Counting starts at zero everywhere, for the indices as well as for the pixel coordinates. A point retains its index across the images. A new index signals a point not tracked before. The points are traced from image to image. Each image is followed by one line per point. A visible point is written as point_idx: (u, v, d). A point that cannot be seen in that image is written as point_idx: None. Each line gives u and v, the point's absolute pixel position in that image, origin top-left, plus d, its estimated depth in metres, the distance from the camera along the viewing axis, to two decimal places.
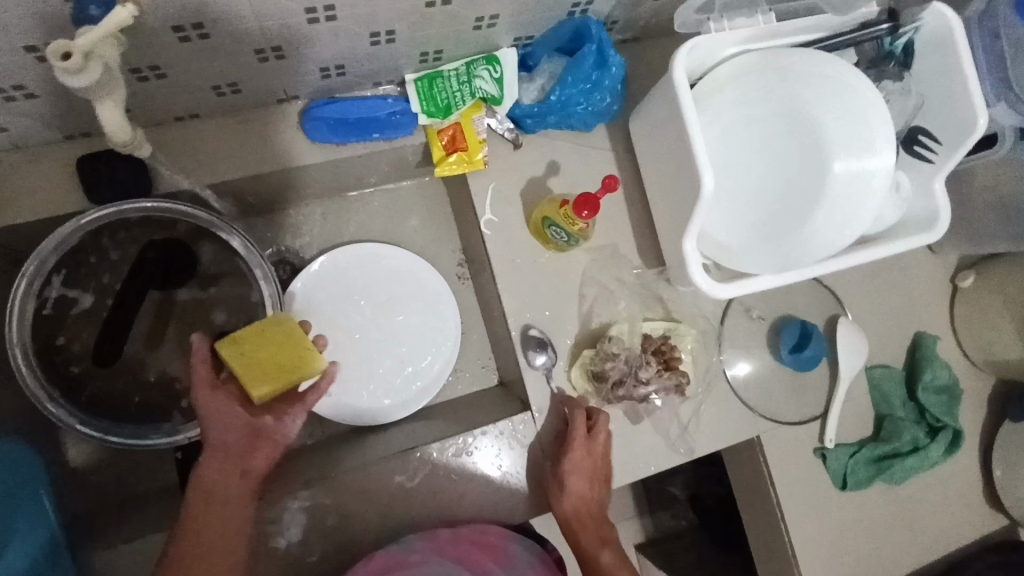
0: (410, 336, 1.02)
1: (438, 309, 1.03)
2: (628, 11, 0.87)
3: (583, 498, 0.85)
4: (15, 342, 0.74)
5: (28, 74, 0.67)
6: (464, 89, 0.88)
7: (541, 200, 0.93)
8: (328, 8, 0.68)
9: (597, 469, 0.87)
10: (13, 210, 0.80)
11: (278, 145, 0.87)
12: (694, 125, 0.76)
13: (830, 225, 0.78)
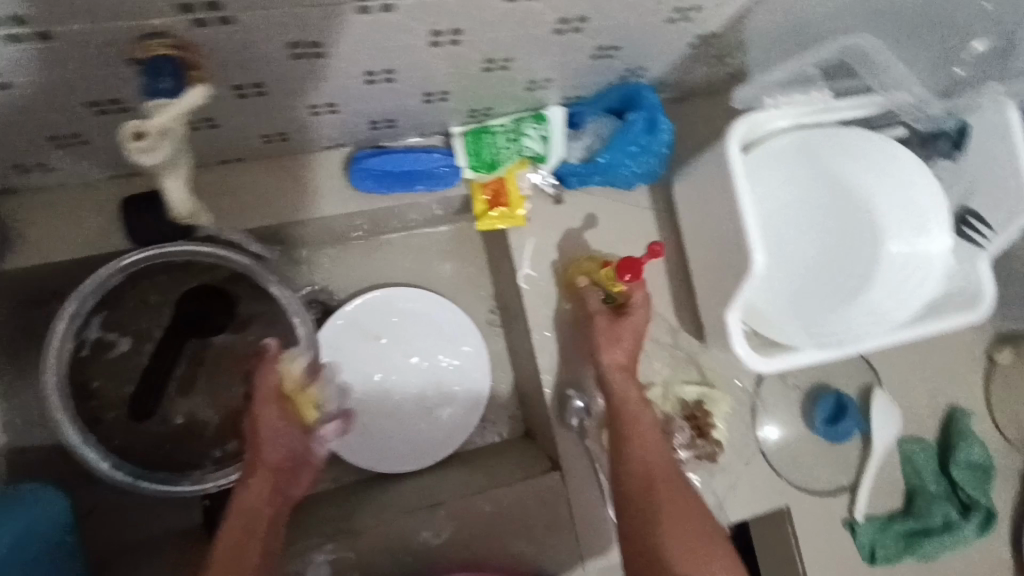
0: (438, 384, 1.01)
1: (467, 358, 1.02)
2: (680, 76, 0.86)
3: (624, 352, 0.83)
4: (50, 384, 0.73)
5: (85, 125, 0.67)
6: (511, 146, 0.88)
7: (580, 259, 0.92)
8: (387, 72, 0.68)
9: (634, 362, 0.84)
10: (54, 249, 0.80)
11: (321, 191, 0.87)
12: (746, 200, 0.75)
13: (878, 305, 0.77)
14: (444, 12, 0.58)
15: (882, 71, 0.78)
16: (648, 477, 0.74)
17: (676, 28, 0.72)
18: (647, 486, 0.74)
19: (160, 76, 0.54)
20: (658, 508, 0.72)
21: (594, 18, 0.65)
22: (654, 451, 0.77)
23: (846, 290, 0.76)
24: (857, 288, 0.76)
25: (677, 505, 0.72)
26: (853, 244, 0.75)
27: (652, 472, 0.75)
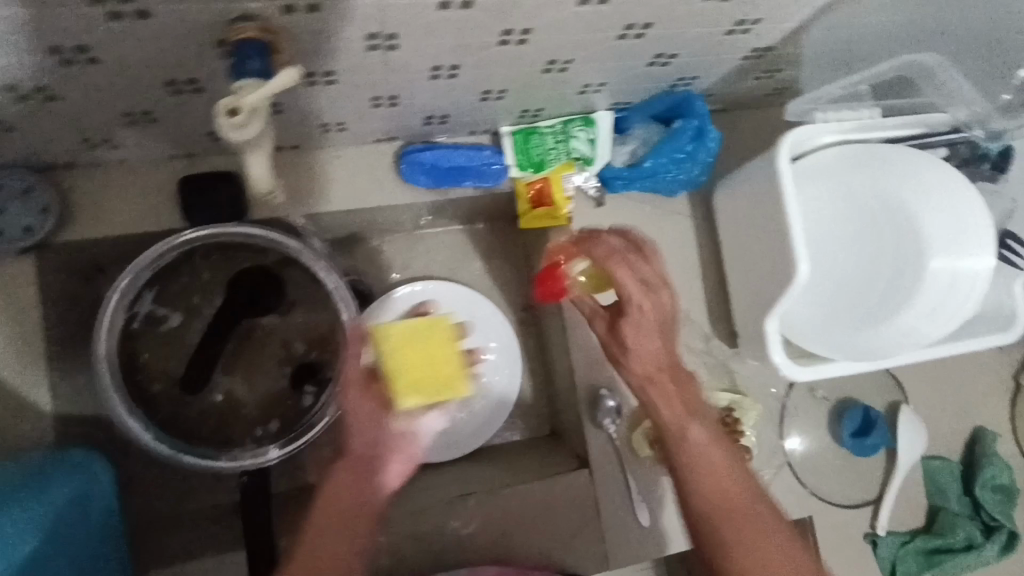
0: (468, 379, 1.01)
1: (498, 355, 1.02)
2: (729, 87, 0.88)
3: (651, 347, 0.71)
4: (102, 353, 0.74)
5: (157, 102, 0.69)
6: (559, 147, 0.89)
7: None
8: (452, 67, 0.70)
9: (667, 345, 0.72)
10: (112, 223, 0.82)
11: (371, 182, 0.89)
12: (793, 210, 0.77)
13: (919, 324, 0.78)
14: (519, 11, 0.60)
15: (943, 83, 0.81)
16: (723, 501, 0.67)
17: (733, 39, 0.74)
18: (720, 508, 0.67)
19: (249, 57, 0.56)
20: (728, 543, 0.66)
21: (658, 25, 0.67)
22: (721, 468, 0.68)
23: (888, 307, 0.78)
24: (899, 306, 0.77)
25: (758, 537, 0.65)
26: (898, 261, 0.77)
27: (717, 499, 0.67)
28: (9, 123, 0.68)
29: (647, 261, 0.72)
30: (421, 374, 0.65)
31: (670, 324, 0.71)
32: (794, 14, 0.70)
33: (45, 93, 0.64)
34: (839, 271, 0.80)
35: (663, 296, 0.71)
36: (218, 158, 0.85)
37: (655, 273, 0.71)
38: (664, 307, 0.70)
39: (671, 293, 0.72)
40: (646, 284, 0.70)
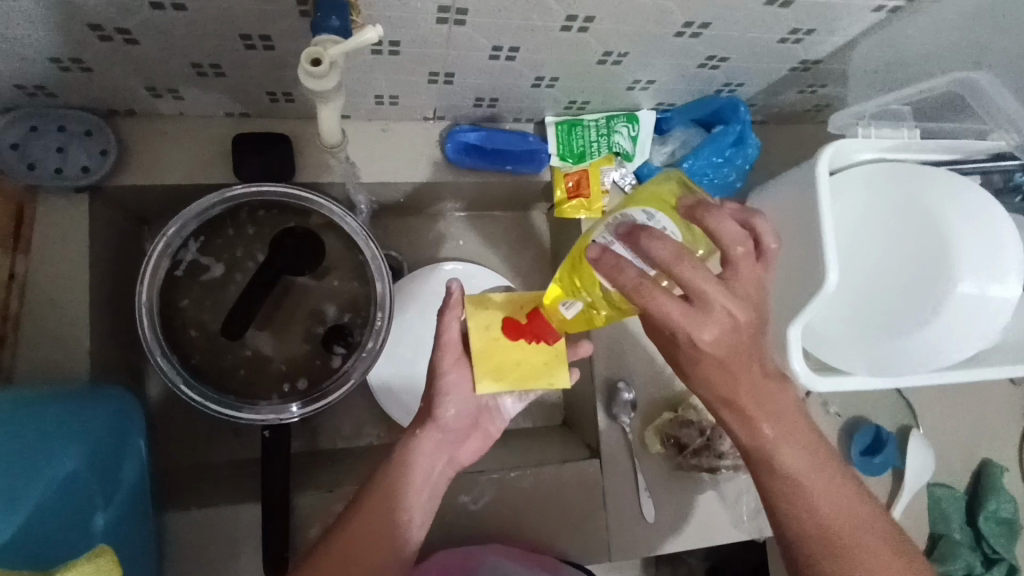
0: None
1: None
2: (770, 97, 0.91)
3: (725, 351, 0.59)
4: (145, 295, 0.77)
5: (227, 56, 0.72)
6: (601, 141, 0.92)
7: None
8: (512, 49, 0.73)
9: (749, 334, 0.59)
10: (164, 172, 0.85)
11: (415, 158, 0.91)
12: (826, 220, 0.79)
13: (939, 342, 0.79)
14: None
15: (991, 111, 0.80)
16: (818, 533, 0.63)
17: (784, 48, 0.77)
18: (819, 532, 0.63)
19: (330, 15, 0.56)
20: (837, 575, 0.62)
21: (715, 25, 0.70)
22: (823, 487, 0.64)
23: (911, 322, 0.78)
24: (922, 323, 0.78)
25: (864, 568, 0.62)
26: (928, 278, 0.77)
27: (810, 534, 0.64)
28: (85, 64, 0.71)
29: (695, 273, 0.55)
30: (510, 357, 0.71)
31: (739, 347, 0.59)
32: (846, 28, 0.73)
33: (126, 36, 0.67)
34: (865, 284, 0.82)
35: (723, 317, 0.57)
36: (271, 120, 0.88)
37: (705, 292, 0.56)
38: (737, 323, 0.57)
39: (733, 306, 0.57)
40: (692, 305, 0.57)
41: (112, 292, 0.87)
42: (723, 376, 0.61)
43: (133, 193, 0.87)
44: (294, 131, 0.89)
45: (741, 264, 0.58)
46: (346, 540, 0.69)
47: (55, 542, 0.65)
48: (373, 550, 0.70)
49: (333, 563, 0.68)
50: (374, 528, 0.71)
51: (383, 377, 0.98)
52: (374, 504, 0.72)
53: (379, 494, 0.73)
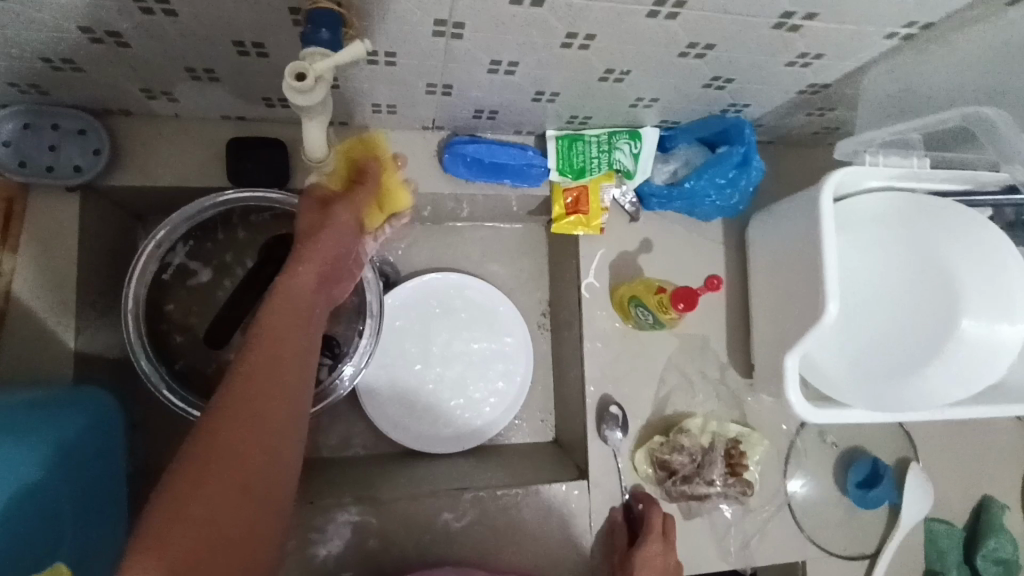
0: (470, 360, 1.01)
1: (505, 342, 1.03)
2: (777, 119, 0.89)
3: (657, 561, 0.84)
4: (131, 297, 0.76)
5: (221, 62, 0.71)
6: (602, 157, 0.90)
7: (631, 280, 0.94)
8: (511, 64, 0.71)
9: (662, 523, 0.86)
10: (156, 174, 0.84)
11: (412, 168, 0.90)
12: (830, 249, 0.77)
13: (933, 380, 0.77)
14: (585, 16, 0.61)
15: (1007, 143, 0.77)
16: None
17: (792, 71, 0.75)
18: None
19: (320, 27, 0.56)
20: None
21: (720, 47, 0.68)
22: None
23: (909, 358, 0.76)
24: (922, 360, 0.76)
25: None
26: (930, 307, 0.75)
27: None
28: (78, 64, 0.70)
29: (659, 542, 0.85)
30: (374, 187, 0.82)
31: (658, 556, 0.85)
32: (856, 54, 0.71)
33: (118, 39, 0.66)
34: (869, 315, 0.79)
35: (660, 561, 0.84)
36: (267, 125, 0.87)
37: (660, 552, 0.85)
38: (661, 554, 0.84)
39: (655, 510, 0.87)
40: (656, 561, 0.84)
41: (97, 291, 0.85)
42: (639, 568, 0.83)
43: (123, 192, 0.85)
44: (291, 137, 0.88)
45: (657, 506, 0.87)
46: (237, 422, 0.58)
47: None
48: (267, 430, 0.60)
49: (225, 447, 0.56)
50: (272, 411, 0.60)
51: (371, 387, 0.97)
52: (236, 412, 0.58)
53: (266, 367, 0.62)
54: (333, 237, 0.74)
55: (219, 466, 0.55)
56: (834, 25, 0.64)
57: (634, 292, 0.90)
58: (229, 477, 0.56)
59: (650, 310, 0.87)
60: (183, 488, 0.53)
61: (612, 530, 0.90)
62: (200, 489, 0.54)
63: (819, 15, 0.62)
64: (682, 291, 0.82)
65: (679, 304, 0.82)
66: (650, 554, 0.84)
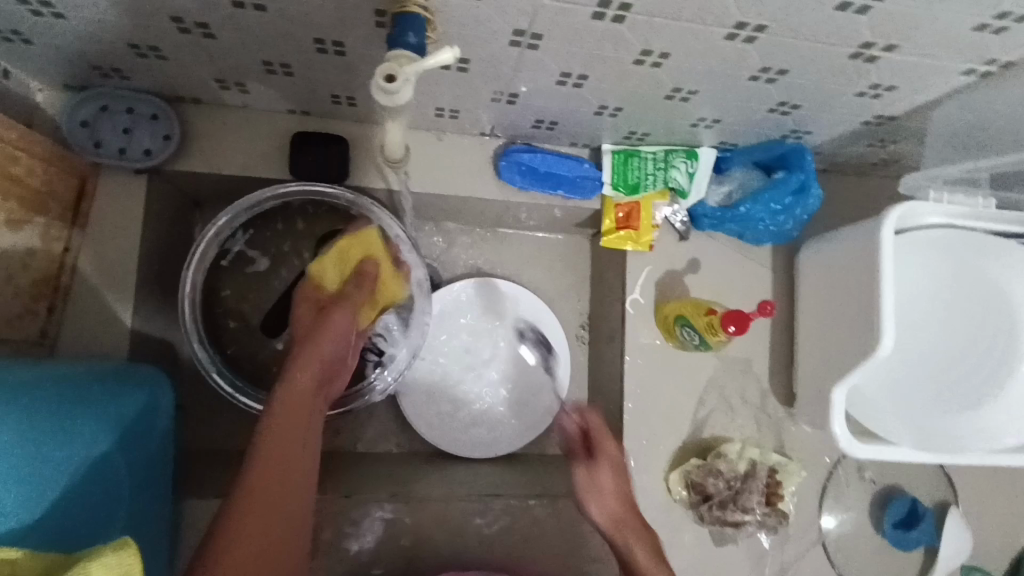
0: (508, 367, 1.02)
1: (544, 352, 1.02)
2: (838, 147, 0.88)
3: (615, 497, 0.77)
4: (190, 281, 0.79)
5: (298, 57, 0.73)
6: (658, 174, 0.90)
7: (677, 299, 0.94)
8: (580, 77, 0.72)
9: (620, 466, 0.79)
10: (220, 162, 0.86)
11: (467, 171, 0.91)
12: (888, 283, 0.76)
13: (996, 414, 0.76)
14: (663, 34, 0.62)
15: None
16: None
17: (860, 101, 0.74)
18: None
19: (408, 31, 0.57)
20: None
21: (792, 73, 0.68)
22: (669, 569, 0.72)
23: (972, 392, 0.76)
24: (987, 393, 0.75)
25: None
26: (995, 336, 0.75)
27: None
28: (162, 52, 0.73)
29: (612, 474, 0.78)
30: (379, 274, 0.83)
31: (619, 490, 0.78)
32: (929, 88, 0.70)
33: (205, 30, 0.68)
34: (929, 349, 0.78)
35: (609, 492, 0.78)
36: (330, 121, 0.89)
37: (606, 482, 0.78)
38: (617, 464, 0.79)
39: (608, 448, 0.80)
40: (598, 490, 0.78)
41: (156, 273, 0.88)
42: (592, 497, 0.77)
43: (188, 178, 0.88)
44: (352, 134, 0.89)
45: (605, 441, 0.81)
46: (265, 466, 0.61)
47: (42, 531, 0.54)
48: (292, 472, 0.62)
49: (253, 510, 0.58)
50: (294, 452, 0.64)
51: (409, 386, 0.98)
52: (261, 476, 0.60)
53: (287, 416, 0.65)
54: (341, 317, 0.75)
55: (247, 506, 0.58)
56: (911, 58, 0.64)
57: (680, 309, 0.90)
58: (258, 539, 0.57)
59: (698, 330, 0.87)
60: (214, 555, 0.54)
61: (570, 433, 0.85)
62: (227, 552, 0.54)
63: (898, 46, 0.62)
64: (735, 313, 0.82)
65: (730, 325, 0.82)
66: (591, 486, 0.78)
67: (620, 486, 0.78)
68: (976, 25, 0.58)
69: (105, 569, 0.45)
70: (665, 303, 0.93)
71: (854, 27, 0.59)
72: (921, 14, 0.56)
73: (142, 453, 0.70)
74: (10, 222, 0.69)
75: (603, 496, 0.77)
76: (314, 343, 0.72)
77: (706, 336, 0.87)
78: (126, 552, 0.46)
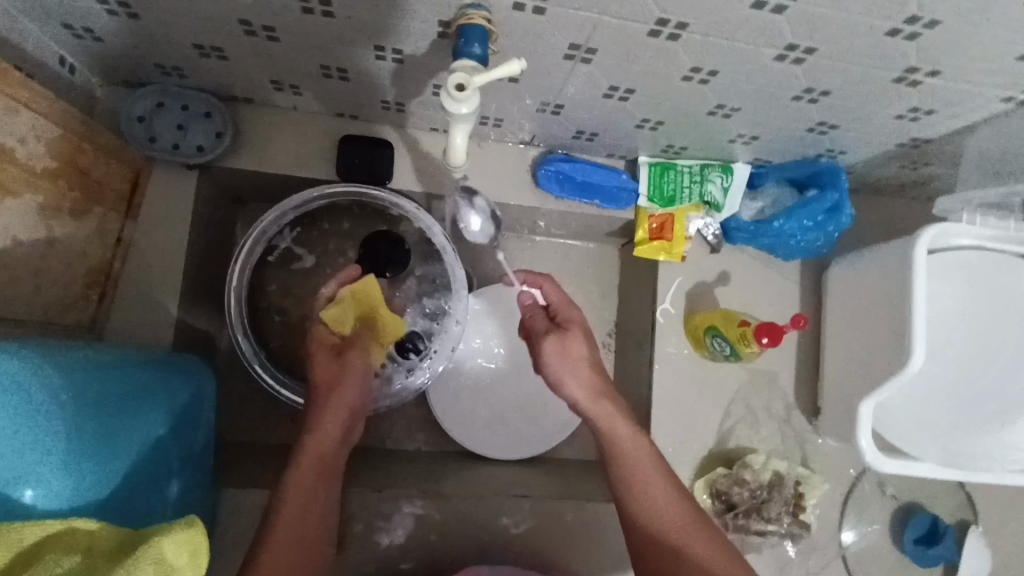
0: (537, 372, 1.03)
1: None
2: (871, 167, 0.90)
3: (585, 373, 0.76)
4: (237, 275, 0.81)
5: (355, 63, 0.75)
6: (694, 187, 0.92)
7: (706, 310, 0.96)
8: (628, 90, 0.74)
9: (590, 340, 0.78)
10: (269, 161, 0.88)
11: (506, 178, 0.93)
12: (919, 299, 0.77)
13: (1007, 429, 0.80)
14: (715, 53, 0.64)
15: None
16: (652, 517, 0.68)
17: (898, 124, 0.76)
18: (643, 531, 0.68)
19: (473, 44, 0.60)
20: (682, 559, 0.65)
21: (835, 94, 0.70)
22: (669, 504, 0.69)
23: (994, 401, 0.81)
24: (1003, 403, 0.81)
25: (691, 520, 0.68)
26: (1014, 345, 0.80)
27: (663, 514, 0.68)
28: (224, 53, 0.76)
29: (574, 343, 0.77)
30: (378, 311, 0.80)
31: (596, 364, 0.77)
32: (968, 113, 0.72)
33: (269, 33, 0.71)
34: (957, 358, 0.81)
35: (580, 362, 0.76)
36: (376, 126, 0.91)
37: (578, 349, 0.77)
38: (586, 330, 0.79)
39: (577, 323, 0.79)
40: (565, 356, 0.77)
41: (201, 267, 0.90)
42: (564, 368, 0.76)
43: (236, 175, 0.90)
44: (397, 139, 0.92)
45: (572, 312, 0.81)
46: (292, 507, 0.64)
47: (104, 508, 0.56)
48: (312, 527, 0.65)
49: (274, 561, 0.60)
50: (319, 490, 0.67)
51: (439, 386, 1.00)
52: (283, 525, 0.63)
53: (306, 464, 0.67)
54: (359, 363, 0.75)
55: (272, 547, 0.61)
56: (953, 83, 0.66)
57: (711, 319, 0.92)
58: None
59: (729, 342, 0.89)
60: None
61: (531, 311, 0.84)
62: None
63: (942, 72, 0.64)
64: (767, 325, 0.84)
65: (763, 337, 0.84)
66: (556, 353, 0.77)
67: (577, 368, 0.76)
68: (1019, 55, 0.60)
69: (178, 543, 0.46)
70: (695, 314, 0.95)
71: (901, 52, 0.61)
72: (967, 41, 0.59)
73: (188, 433, 0.72)
74: (73, 211, 0.71)
75: (581, 368, 0.76)
76: (332, 386, 0.74)
77: (738, 348, 0.89)
78: (195, 528, 0.48)
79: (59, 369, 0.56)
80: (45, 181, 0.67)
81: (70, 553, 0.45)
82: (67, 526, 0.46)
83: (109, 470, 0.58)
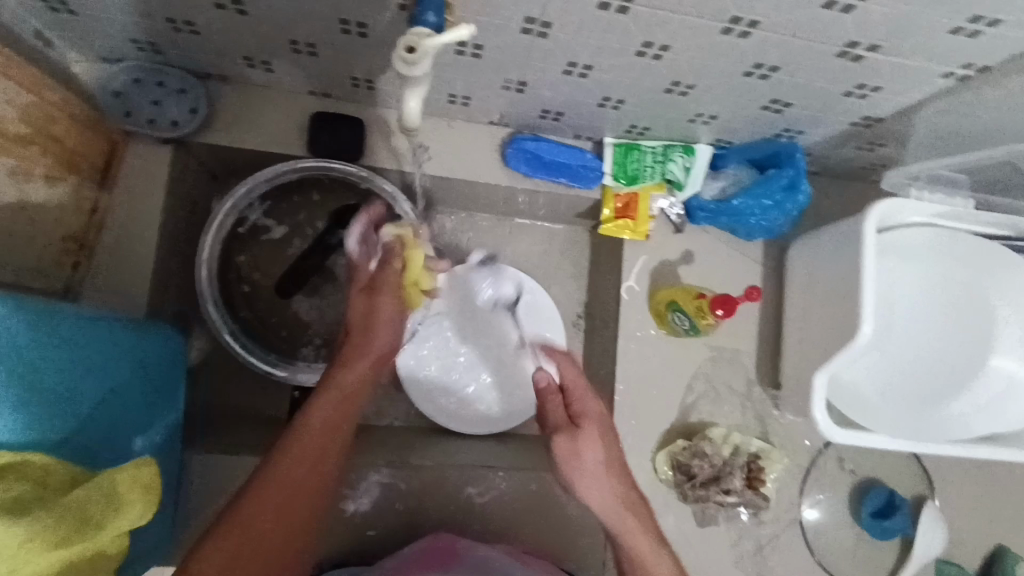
0: None
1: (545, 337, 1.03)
2: (828, 149, 0.93)
3: (597, 458, 0.74)
4: (206, 246, 0.83)
5: (324, 38, 0.78)
6: (656, 167, 0.95)
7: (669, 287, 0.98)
8: (586, 66, 0.76)
9: (595, 419, 0.77)
10: (242, 138, 0.91)
11: (474, 156, 0.95)
12: (869, 274, 0.79)
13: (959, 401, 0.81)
14: (663, 27, 0.66)
15: None
16: None
17: (849, 102, 0.79)
18: None
19: (427, 11, 0.63)
20: None
21: (784, 71, 0.73)
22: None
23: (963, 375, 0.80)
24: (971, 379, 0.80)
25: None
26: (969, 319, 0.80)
27: None
28: (195, 27, 0.78)
29: (586, 433, 0.76)
30: None
31: (603, 448, 0.75)
32: (913, 90, 0.75)
33: (238, 6, 0.72)
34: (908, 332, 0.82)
35: (593, 448, 0.75)
36: (348, 104, 0.93)
37: (585, 433, 0.76)
38: (602, 425, 0.76)
39: (578, 398, 0.78)
40: (575, 438, 0.76)
41: (175, 241, 0.92)
42: (570, 447, 0.76)
43: (210, 150, 0.92)
44: (367, 117, 0.94)
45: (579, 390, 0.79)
46: (286, 469, 0.66)
47: (67, 448, 0.58)
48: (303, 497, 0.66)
49: (258, 515, 0.63)
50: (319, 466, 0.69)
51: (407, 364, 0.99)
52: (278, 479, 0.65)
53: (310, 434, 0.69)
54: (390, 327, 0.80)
55: (261, 510, 0.63)
56: (896, 58, 0.68)
57: (669, 293, 0.95)
58: (264, 540, 0.62)
59: (690, 317, 0.93)
60: (225, 541, 0.60)
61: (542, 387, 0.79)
62: (235, 541, 0.60)
63: (882, 46, 0.67)
64: (722, 298, 0.88)
65: (718, 309, 0.88)
66: (566, 441, 0.76)
67: (596, 456, 0.75)
68: (953, 28, 0.63)
69: (132, 480, 0.53)
70: (655, 288, 0.98)
71: (842, 25, 0.63)
72: (903, 14, 0.61)
73: (157, 392, 0.75)
74: (46, 177, 0.73)
75: (587, 447, 0.75)
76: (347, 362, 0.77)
77: (696, 321, 0.93)
78: (149, 468, 0.54)
79: (27, 321, 0.57)
80: (18, 146, 0.69)
81: (24, 482, 0.49)
82: (24, 458, 0.50)
83: (70, 418, 0.60)
